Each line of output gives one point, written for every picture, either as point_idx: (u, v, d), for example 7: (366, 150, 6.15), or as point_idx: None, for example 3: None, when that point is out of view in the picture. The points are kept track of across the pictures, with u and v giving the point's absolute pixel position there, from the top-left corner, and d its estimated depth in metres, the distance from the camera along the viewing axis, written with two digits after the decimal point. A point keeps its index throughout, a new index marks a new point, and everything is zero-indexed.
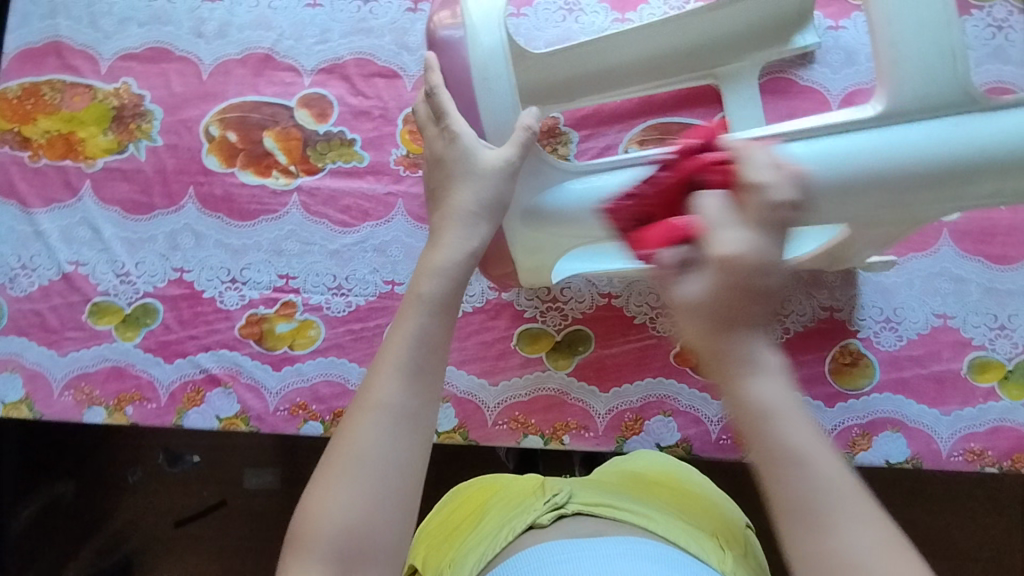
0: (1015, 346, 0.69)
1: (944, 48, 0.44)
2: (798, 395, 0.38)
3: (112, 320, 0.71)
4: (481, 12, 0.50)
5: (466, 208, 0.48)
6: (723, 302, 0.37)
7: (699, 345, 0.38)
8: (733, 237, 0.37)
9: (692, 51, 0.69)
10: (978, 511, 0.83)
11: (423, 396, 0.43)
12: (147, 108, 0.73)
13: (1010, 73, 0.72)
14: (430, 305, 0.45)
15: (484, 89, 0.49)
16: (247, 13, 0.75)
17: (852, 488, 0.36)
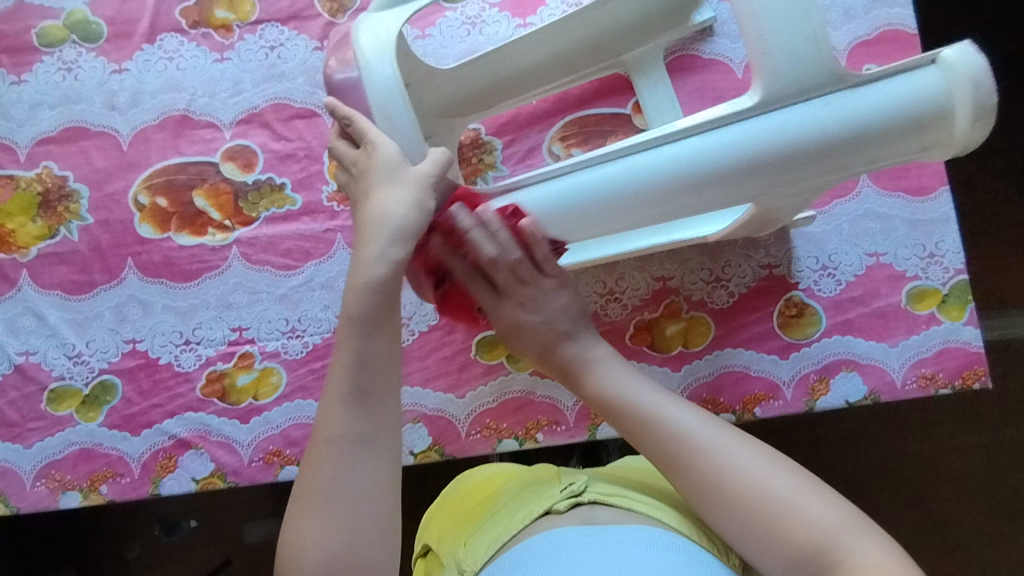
0: (947, 270, 0.72)
1: (807, 34, 0.45)
2: (632, 385, 0.59)
3: (72, 403, 0.71)
4: (373, 48, 0.50)
5: (392, 229, 0.49)
6: (518, 330, 0.66)
7: (541, 364, 0.66)
8: (499, 308, 0.65)
9: (597, 43, 0.71)
10: (955, 431, 0.89)
11: (373, 418, 0.49)
12: (72, 188, 0.74)
13: (898, 15, 0.73)
14: (361, 327, 0.50)
15: (388, 124, 0.50)
16: (156, 79, 0.75)
17: (701, 432, 0.55)
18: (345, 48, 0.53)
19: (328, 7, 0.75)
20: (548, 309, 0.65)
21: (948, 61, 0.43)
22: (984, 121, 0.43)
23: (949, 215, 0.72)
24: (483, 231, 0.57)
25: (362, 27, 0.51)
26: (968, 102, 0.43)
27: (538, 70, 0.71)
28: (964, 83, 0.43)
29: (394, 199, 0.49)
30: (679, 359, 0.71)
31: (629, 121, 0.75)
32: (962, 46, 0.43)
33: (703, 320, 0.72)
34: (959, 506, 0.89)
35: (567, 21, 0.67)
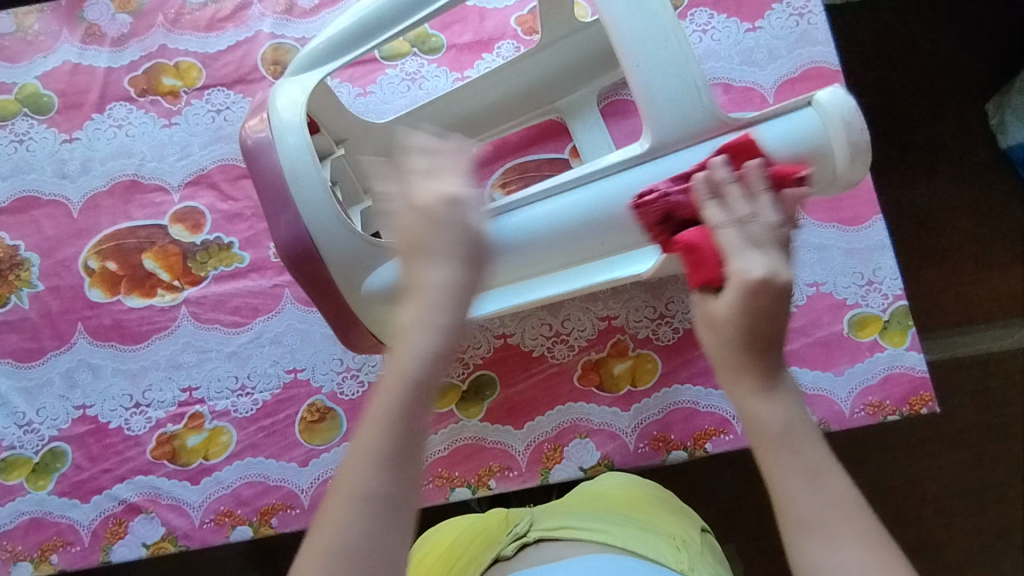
0: (886, 297, 0.73)
1: (689, 84, 0.49)
2: (807, 421, 0.44)
3: (22, 472, 0.71)
4: (284, 115, 0.53)
5: (435, 292, 0.49)
6: (757, 305, 0.43)
7: (724, 347, 0.45)
8: (740, 264, 0.43)
9: (529, 92, 0.72)
10: (929, 451, 0.90)
11: (407, 481, 0.45)
12: (23, 257, 0.75)
13: (820, 53, 0.76)
14: (414, 387, 0.46)
15: (298, 186, 0.52)
16: (106, 146, 0.77)
17: (853, 511, 0.41)
18: (262, 111, 0.55)
19: (271, 70, 0.78)
20: (766, 317, 0.43)
21: (821, 103, 0.49)
22: (859, 157, 0.50)
23: (884, 242, 0.74)
24: (729, 196, 0.45)
25: (275, 94, 0.54)
26: (845, 140, 0.49)
27: (476, 118, 0.73)
28: (838, 122, 0.49)
29: (438, 262, 0.50)
30: (628, 399, 0.72)
31: (566, 164, 0.77)
32: (833, 89, 0.49)
33: (649, 358, 0.72)
34: (944, 525, 0.90)
35: (497, 73, 0.70)
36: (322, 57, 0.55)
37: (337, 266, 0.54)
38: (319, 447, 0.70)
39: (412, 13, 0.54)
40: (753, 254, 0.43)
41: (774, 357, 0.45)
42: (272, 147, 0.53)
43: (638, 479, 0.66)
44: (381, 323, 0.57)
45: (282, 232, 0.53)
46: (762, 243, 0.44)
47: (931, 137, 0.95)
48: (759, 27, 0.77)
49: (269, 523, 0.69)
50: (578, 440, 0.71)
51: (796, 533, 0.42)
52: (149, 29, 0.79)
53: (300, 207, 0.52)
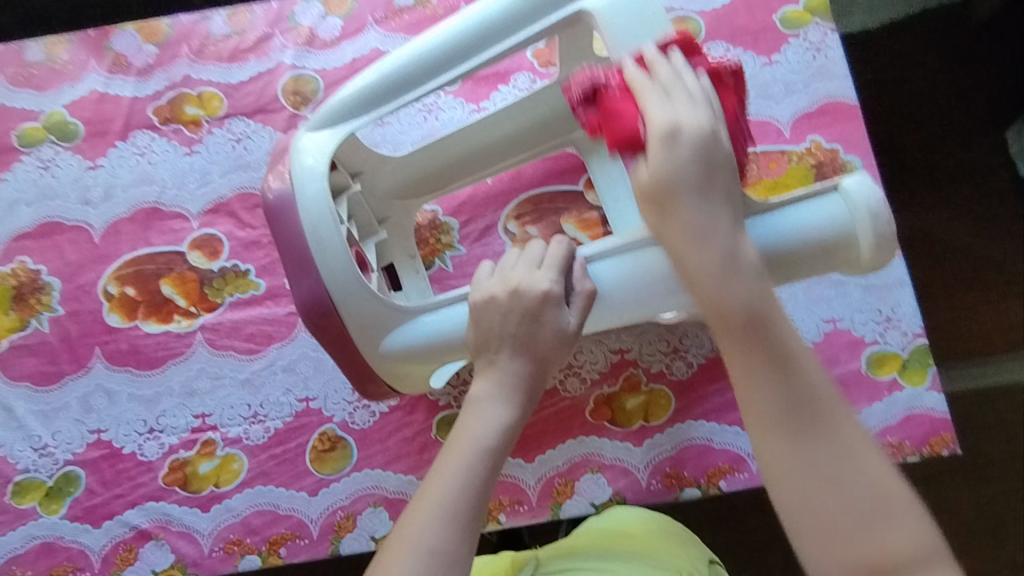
0: (905, 334, 0.71)
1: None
2: (773, 295, 0.44)
3: (36, 496, 0.71)
4: (305, 169, 0.54)
5: (512, 385, 0.51)
6: (689, 171, 0.45)
7: (664, 212, 0.45)
8: (662, 123, 0.46)
9: (547, 123, 0.72)
10: (952, 487, 0.88)
11: (466, 541, 0.45)
12: (45, 281, 0.76)
13: (838, 88, 0.76)
14: (486, 453, 0.48)
15: (317, 238, 0.53)
16: (129, 174, 0.79)
17: (825, 398, 0.42)
18: (283, 162, 0.55)
19: (291, 100, 0.79)
20: (709, 186, 0.45)
21: (847, 192, 0.48)
22: (886, 246, 0.48)
23: (903, 279, 0.73)
24: (663, 78, 0.48)
25: (298, 145, 0.55)
26: (870, 231, 0.48)
27: (491, 151, 0.72)
28: (863, 214, 0.48)
29: (518, 356, 0.51)
30: (641, 434, 0.71)
31: (581, 197, 0.77)
32: (859, 177, 0.49)
33: (663, 394, 0.72)
34: (966, 562, 0.88)
35: (516, 108, 0.71)
36: (348, 111, 0.56)
37: (356, 325, 0.54)
38: (330, 476, 0.70)
39: (438, 70, 0.55)
40: (671, 108, 0.46)
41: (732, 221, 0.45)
42: (292, 201, 0.53)
43: (649, 513, 0.65)
44: (396, 375, 0.57)
45: (303, 294, 0.53)
46: (684, 95, 0.47)
47: (951, 167, 0.94)
48: (775, 62, 0.77)
49: (278, 553, 0.69)
50: (590, 475, 0.70)
51: (742, 357, 0.43)
52: (174, 59, 0.81)
53: (317, 265, 0.53)
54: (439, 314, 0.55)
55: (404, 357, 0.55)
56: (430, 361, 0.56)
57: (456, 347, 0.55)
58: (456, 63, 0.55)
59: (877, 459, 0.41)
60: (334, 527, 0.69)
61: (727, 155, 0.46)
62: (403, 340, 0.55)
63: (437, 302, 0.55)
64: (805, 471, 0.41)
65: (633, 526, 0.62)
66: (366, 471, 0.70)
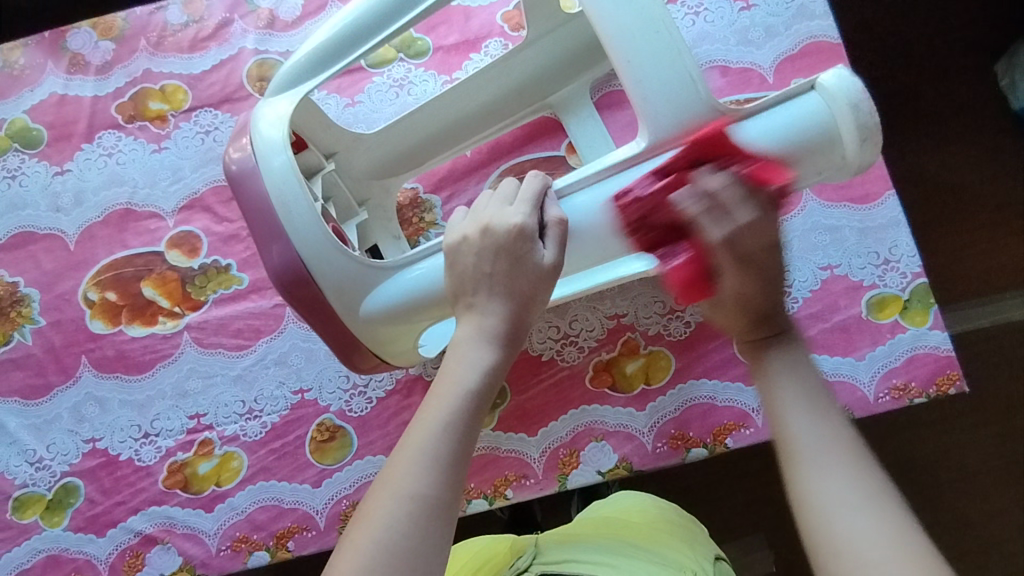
0: (904, 275, 0.70)
1: (684, 76, 0.47)
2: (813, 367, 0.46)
3: (37, 510, 0.70)
4: (268, 139, 0.52)
5: (491, 327, 0.48)
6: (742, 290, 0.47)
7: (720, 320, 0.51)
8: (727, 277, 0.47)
9: (521, 88, 0.70)
10: (962, 427, 0.87)
11: (449, 487, 0.43)
12: (23, 293, 0.74)
13: (820, 27, 0.73)
14: (469, 399, 0.46)
15: (287, 211, 0.51)
16: (98, 176, 0.76)
17: (847, 447, 0.41)
18: (244, 135, 0.53)
19: (257, 86, 0.76)
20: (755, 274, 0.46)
21: (826, 86, 0.47)
22: (869, 140, 0.47)
23: (898, 219, 0.71)
24: (710, 202, 0.45)
25: (259, 115, 0.53)
26: (852, 123, 0.46)
27: (467, 121, 0.70)
28: (844, 106, 0.46)
29: (496, 296, 0.48)
30: (643, 397, 0.70)
31: (563, 162, 0.74)
32: (838, 71, 0.47)
33: (662, 354, 0.70)
34: (980, 502, 0.87)
35: (488, 72, 0.68)
36: (307, 71, 0.54)
37: (334, 292, 0.52)
38: (332, 466, 0.69)
39: (395, 21, 0.53)
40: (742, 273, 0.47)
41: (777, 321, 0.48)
42: (257, 174, 0.51)
43: (652, 501, 0.64)
44: (383, 341, 0.56)
45: (275, 262, 0.52)
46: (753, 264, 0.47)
47: (941, 104, 0.92)
48: (753, 5, 0.75)
49: (286, 547, 0.68)
50: (595, 443, 0.69)
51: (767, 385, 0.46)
52: (133, 54, 0.78)
53: (289, 235, 0.51)
54: (416, 267, 0.53)
55: (387, 318, 0.53)
56: (412, 321, 0.54)
57: (437, 301, 0.52)
58: (414, 4, 0.53)
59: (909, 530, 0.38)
60: (340, 516, 0.68)
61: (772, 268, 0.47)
62: (383, 300, 0.53)
63: (413, 257, 0.53)
64: (835, 469, 0.40)
65: (636, 514, 0.62)
66: (368, 458, 0.69)
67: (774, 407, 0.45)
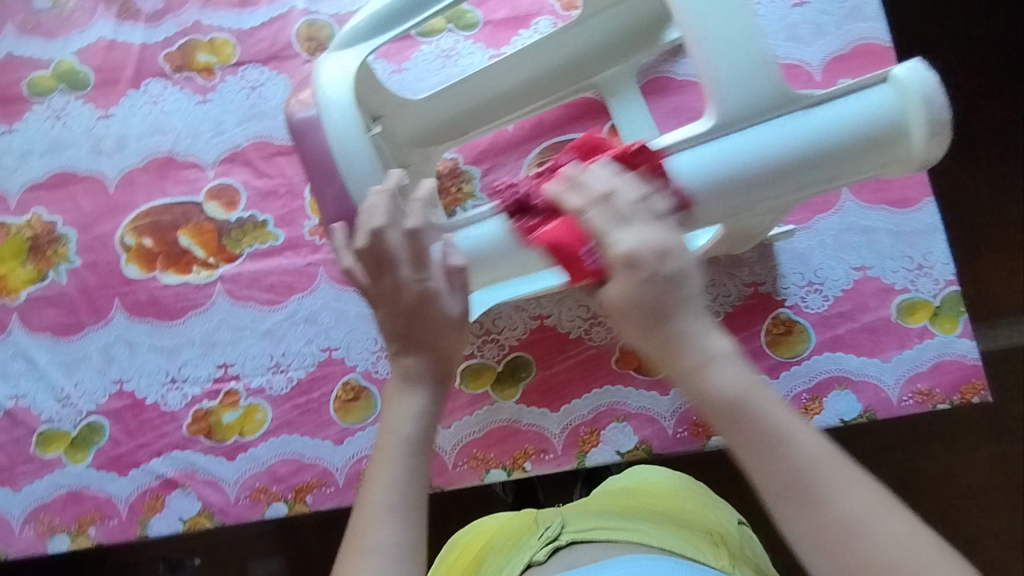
0: (937, 282, 0.70)
1: (755, 59, 0.47)
2: (751, 370, 0.43)
3: (60, 446, 0.71)
4: (331, 90, 0.52)
5: (417, 375, 0.49)
6: (641, 297, 0.42)
7: (641, 342, 0.43)
8: (616, 239, 0.42)
9: (569, 66, 0.69)
10: (971, 446, 0.88)
11: (417, 533, 0.45)
12: (60, 232, 0.75)
13: (871, 29, 0.73)
14: (413, 445, 0.48)
15: (348, 163, 0.52)
16: (142, 123, 0.77)
17: (828, 457, 0.40)
18: (306, 87, 0.54)
19: (305, 46, 0.77)
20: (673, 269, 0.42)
21: (900, 78, 0.46)
22: (939, 135, 0.46)
23: (935, 225, 0.71)
24: (558, 187, 0.44)
25: (320, 68, 0.53)
26: (923, 118, 0.46)
27: (514, 95, 0.70)
28: (917, 100, 0.46)
29: (418, 350, 0.50)
30: (667, 382, 0.70)
31: None
32: (912, 64, 0.46)
33: None
34: (984, 522, 0.87)
35: (538, 47, 0.67)
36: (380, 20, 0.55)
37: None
38: (354, 426, 0.70)
39: None
40: (637, 228, 0.43)
41: (698, 332, 0.43)
42: (318, 124, 0.52)
43: (673, 476, 0.65)
44: None
45: (331, 210, 0.52)
46: (636, 219, 0.43)
47: (978, 121, 0.92)
48: (806, 2, 0.75)
49: (304, 501, 0.69)
50: (616, 423, 0.70)
51: (723, 420, 0.41)
52: (184, 5, 0.79)
53: (349, 185, 0.52)
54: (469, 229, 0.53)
55: None
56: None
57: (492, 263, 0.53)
58: None
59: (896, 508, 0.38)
60: (360, 475, 0.69)
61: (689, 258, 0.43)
62: None
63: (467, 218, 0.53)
64: (819, 498, 0.39)
65: (659, 485, 0.63)
66: None
67: (748, 463, 0.41)
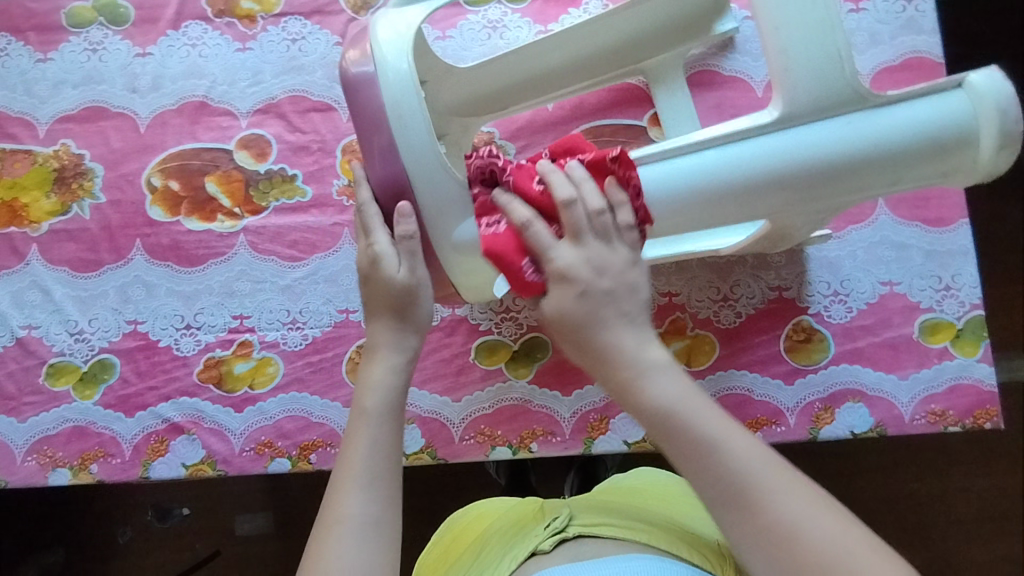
0: (962, 304, 0.70)
1: (831, 52, 0.48)
2: (686, 381, 0.46)
3: (70, 380, 0.71)
4: (390, 47, 0.50)
5: (387, 343, 0.53)
6: (579, 308, 0.47)
7: (581, 353, 0.48)
8: (555, 256, 0.48)
9: (621, 47, 0.68)
10: (956, 473, 0.92)
11: (383, 500, 0.48)
12: (87, 166, 0.74)
13: (924, 43, 0.72)
14: (380, 418, 0.50)
15: (401, 127, 0.49)
16: (179, 64, 0.76)
17: (760, 455, 0.43)
18: (362, 41, 0.52)
19: (351, 4, 0.76)
20: (605, 279, 0.47)
21: (974, 85, 0.48)
22: (1009, 149, 0.48)
23: (968, 248, 0.71)
24: (549, 179, 0.48)
25: (380, 25, 0.52)
26: (994, 127, 0.47)
27: (561, 72, 0.69)
28: (991, 109, 0.47)
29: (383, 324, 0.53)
30: None
31: (644, 133, 0.74)
32: (988, 72, 0.48)
33: (707, 339, 0.70)
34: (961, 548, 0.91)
35: (596, 23, 0.65)
36: None
37: (434, 209, 0.51)
38: None
39: None
40: (580, 247, 0.48)
41: (630, 335, 0.47)
42: (375, 82, 0.50)
43: (676, 479, 0.66)
44: (464, 273, 0.55)
45: (379, 174, 0.51)
46: (575, 237, 0.48)
47: None
48: (863, 9, 0.73)
49: (308, 459, 0.69)
50: (626, 413, 0.70)
51: (657, 431, 0.45)
52: None
53: (399, 150, 0.50)
54: None
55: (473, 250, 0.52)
56: None
57: None
58: None
59: (822, 502, 0.41)
60: None
61: (627, 275, 0.48)
62: (476, 228, 0.51)
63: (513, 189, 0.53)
64: (762, 496, 0.41)
65: (667, 491, 0.63)
66: None
67: (690, 472, 0.44)
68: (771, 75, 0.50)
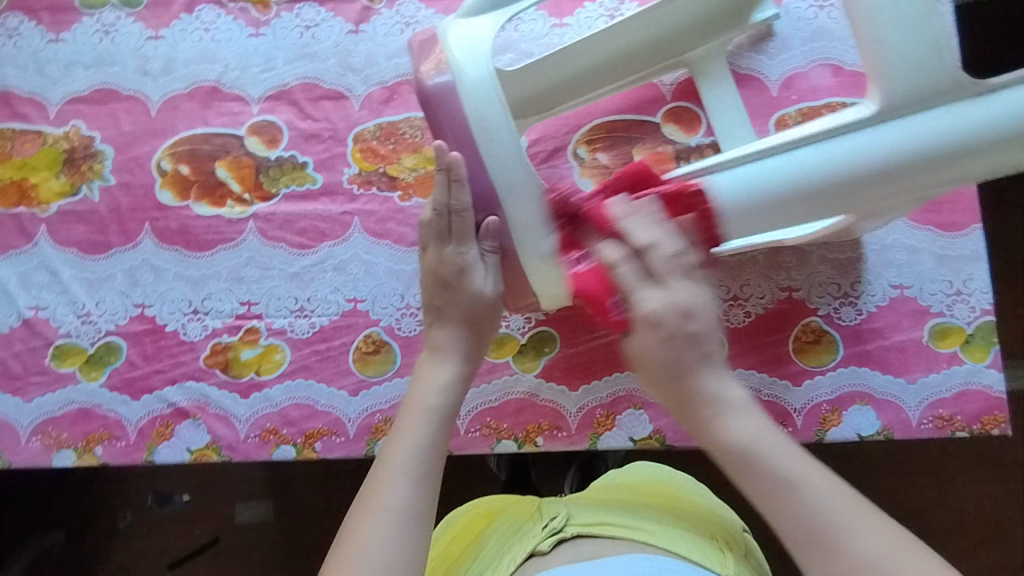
0: (973, 309, 0.69)
1: (930, 41, 0.49)
2: (767, 423, 0.49)
3: (76, 361, 0.71)
4: (464, 55, 0.53)
5: (456, 348, 0.58)
6: (667, 353, 0.50)
7: (667, 396, 0.51)
8: (643, 301, 0.50)
9: (662, 40, 0.67)
10: (958, 479, 0.92)
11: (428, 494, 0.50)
12: (97, 149, 0.74)
13: None
14: (435, 416, 0.54)
15: (487, 138, 0.52)
16: (191, 48, 0.75)
17: (850, 503, 0.44)
18: (434, 52, 0.55)
19: None
20: (692, 330, 0.50)
21: None
22: None
23: (980, 253, 0.70)
24: (629, 223, 0.52)
25: (449, 37, 0.54)
26: None
27: (605, 69, 0.67)
28: None
29: (455, 327, 0.58)
30: None
31: (657, 129, 0.74)
32: None
33: None
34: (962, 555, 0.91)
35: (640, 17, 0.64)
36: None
37: (522, 221, 0.54)
38: (372, 378, 0.70)
39: None
40: (665, 289, 0.51)
41: (707, 379, 0.50)
42: (455, 93, 0.53)
43: (670, 474, 0.66)
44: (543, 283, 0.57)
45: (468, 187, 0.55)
46: (658, 281, 0.51)
47: None
48: None
49: (313, 447, 0.69)
50: (632, 410, 0.70)
51: (737, 466, 0.47)
52: None
53: (489, 165, 0.53)
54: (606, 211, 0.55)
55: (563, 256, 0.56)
56: None
57: None
58: None
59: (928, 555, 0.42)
60: (371, 429, 0.69)
61: (710, 322, 0.51)
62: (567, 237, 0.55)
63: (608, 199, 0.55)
64: (850, 535, 0.43)
65: (664, 487, 0.63)
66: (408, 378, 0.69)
67: (765, 506, 0.46)
68: (865, 64, 0.51)
